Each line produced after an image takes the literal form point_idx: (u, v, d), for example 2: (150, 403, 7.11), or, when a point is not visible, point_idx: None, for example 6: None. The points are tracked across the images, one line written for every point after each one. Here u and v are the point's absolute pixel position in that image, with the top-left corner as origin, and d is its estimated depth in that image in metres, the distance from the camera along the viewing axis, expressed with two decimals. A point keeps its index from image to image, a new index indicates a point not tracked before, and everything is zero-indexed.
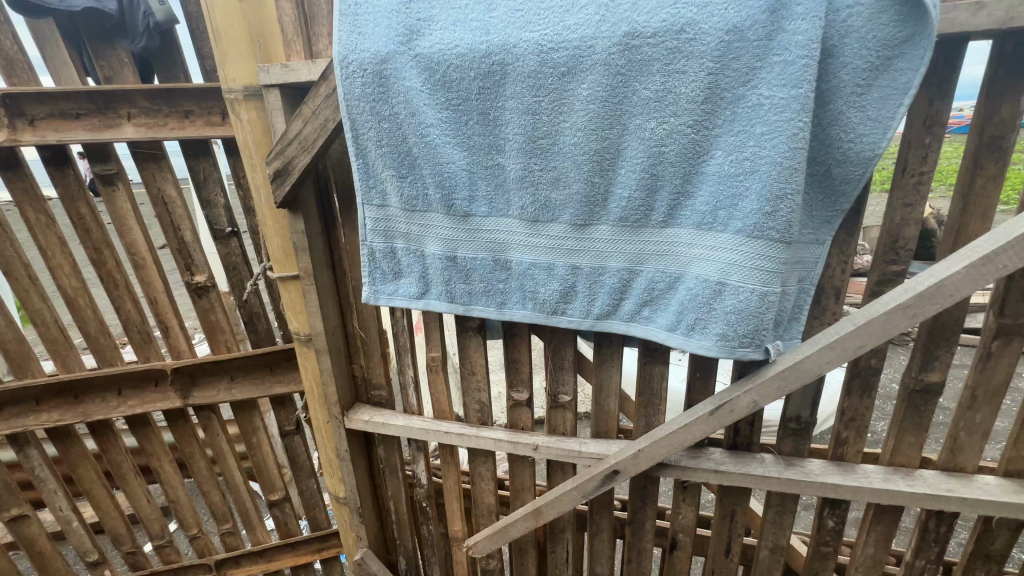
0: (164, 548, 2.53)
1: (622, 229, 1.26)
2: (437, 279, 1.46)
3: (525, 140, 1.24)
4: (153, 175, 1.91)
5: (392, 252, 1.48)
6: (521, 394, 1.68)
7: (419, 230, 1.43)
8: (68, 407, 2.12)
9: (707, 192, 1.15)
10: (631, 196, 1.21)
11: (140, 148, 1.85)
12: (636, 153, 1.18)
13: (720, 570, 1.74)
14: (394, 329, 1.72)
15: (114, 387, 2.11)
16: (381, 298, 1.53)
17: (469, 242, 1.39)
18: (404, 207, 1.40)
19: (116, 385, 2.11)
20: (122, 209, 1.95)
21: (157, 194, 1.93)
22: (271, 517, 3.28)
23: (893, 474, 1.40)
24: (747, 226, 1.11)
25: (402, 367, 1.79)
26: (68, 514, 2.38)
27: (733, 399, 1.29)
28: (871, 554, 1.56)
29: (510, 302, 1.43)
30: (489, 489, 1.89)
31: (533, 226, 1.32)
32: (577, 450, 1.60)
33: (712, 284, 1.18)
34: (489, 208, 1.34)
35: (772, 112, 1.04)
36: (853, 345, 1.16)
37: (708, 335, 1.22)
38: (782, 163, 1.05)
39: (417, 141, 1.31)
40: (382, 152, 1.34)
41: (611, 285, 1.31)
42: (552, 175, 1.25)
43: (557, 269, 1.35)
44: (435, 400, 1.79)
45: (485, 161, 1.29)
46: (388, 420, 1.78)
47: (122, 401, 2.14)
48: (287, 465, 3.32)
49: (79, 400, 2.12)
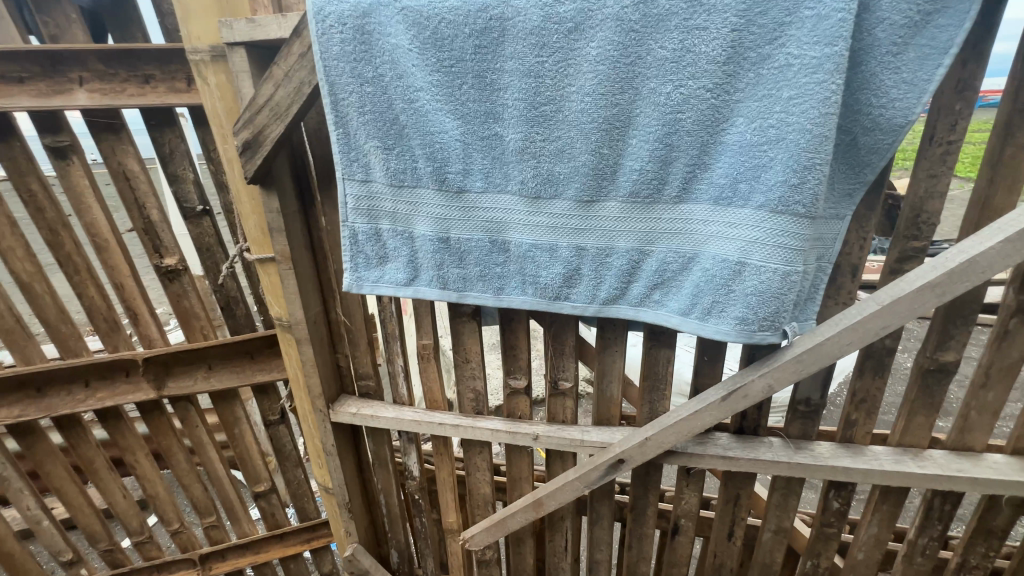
0: (145, 545, 2.40)
1: (632, 206, 1.17)
2: (427, 263, 1.33)
3: (526, 106, 1.13)
4: (112, 148, 1.73)
5: (376, 233, 1.32)
6: (519, 380, 1.59)
7: (407, 209, 1.28)
8: (29, 402, 1.95)
9: (726, 164, 1.08)
10: (644, 168, 1.12)
11: (96, 117, 1.66)
12: (649, 122, 1.09)
13: (722, 553, 1.70)
14: (381, 315, 1.60)
15: (81, 379, 1.96)
16: (365, 285, 1.38)
17: (463, 222, 1.26)
18: (390, 182, 1.25)
19: (83, 376, 1.95)
20: (79, 187, 1.76)
21: (118, 169, 1.75)
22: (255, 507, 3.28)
23: (902, 455, 1.36)
24: (769, 200, 1.05)
25: (392, 354, 1.68)
26: (38, 514, 2.23)
27: (747, 385, 1.22)
28: (874, 534, 1.53)
29: (508, 287, 1.32)
30: (485, 479, 1.82)
31: (534, 204, 1.21)
32: (578, 439, 1.52)
33: (732, 264, 1.11)
34: (485, 183, 1.21)
35: (802, 74, 0.96)
36: (877, 326, 1.10)
37: (725, 319, 1.15)
38: (812, 129, 0.98)
39: (405, 107, 1.17)
40: (365, 121, 1.20)
41: (620, 267, 1.23)
42: (555, 146, 1.15)
43: (560, 251, 1.25)
44: (426, 389, 1.69)
45: (482, 130, 1.17)
46: (377, 412, 1.67)
47: (90, 395, 1.98)
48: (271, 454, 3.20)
49: (42, 393, 1.96)
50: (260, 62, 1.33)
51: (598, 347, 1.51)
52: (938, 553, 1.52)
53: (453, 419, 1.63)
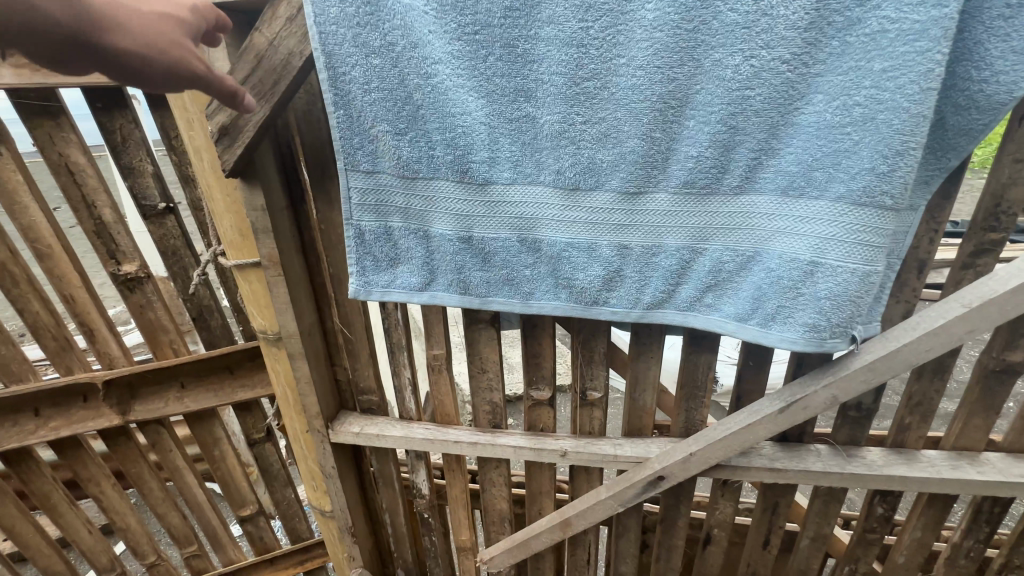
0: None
1: (685, 198, 1.01)
2: (445, 266, 1.15)
3: (567, 82, 0.95)
4: (51, 137, 1.46)
5: (388, 231, 1.13)
6: (542, 392, 1.44)
7: (421, 205, 1.09)
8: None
9: (799, 148, 0.92)
10: (702, 155, 0.96)
11: (27, 100, 1.40)
12: (709, 100, 0.92)
13: (756, 562, 1.62)
14: (385, 324, 1.42)
15: (29, 407, 1.71)
16: (374, 292, 1.20)
17: (488, 219, 1.08)
18: (399, 173, 1.06)
19: (31, 405, 1.71)
20: (13, 184, 1.50)
21: (59, 162, 1.49)
22: (236, 525, 3.13)
23: (959, 461, 1.27)
24: (850, 191, 0.90)
25: (397, 367, 1.50)
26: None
27: (809, 396, 1.11)
28: (918, 538, 1.46)
29: (538, 292, 1.15)
30: (502, 495, 1.68)
31: (571, 197, 1.04)
32: (611, 454, 1.39)
33: (802, 265, 0.97)
34: (514, 173, 1.03)
35: (898, 42, 0.80)
36: (962, 330, 0.98)
37: (791, 327, 1.02)
38: (908, 107, 0.83)
39: (420, 84, 0.97)
40: (372, 100, 0.99)
41: (667, 268, 1.08)
42: (599, 129, 0.98)
43: (600, 250, 1.08)
44: (437, 403, 1.52)
45: (511, 110, 0.98)
46: (382, 430, 1.50)
47: (41, 424, 1.74)
48: (253, 465, 3.00)
49: None
50: (231, 31, 1.11)
51: (631, 353, 1.37)
52: (982, 553, 1.46)
53: (470, 436, 1.47)
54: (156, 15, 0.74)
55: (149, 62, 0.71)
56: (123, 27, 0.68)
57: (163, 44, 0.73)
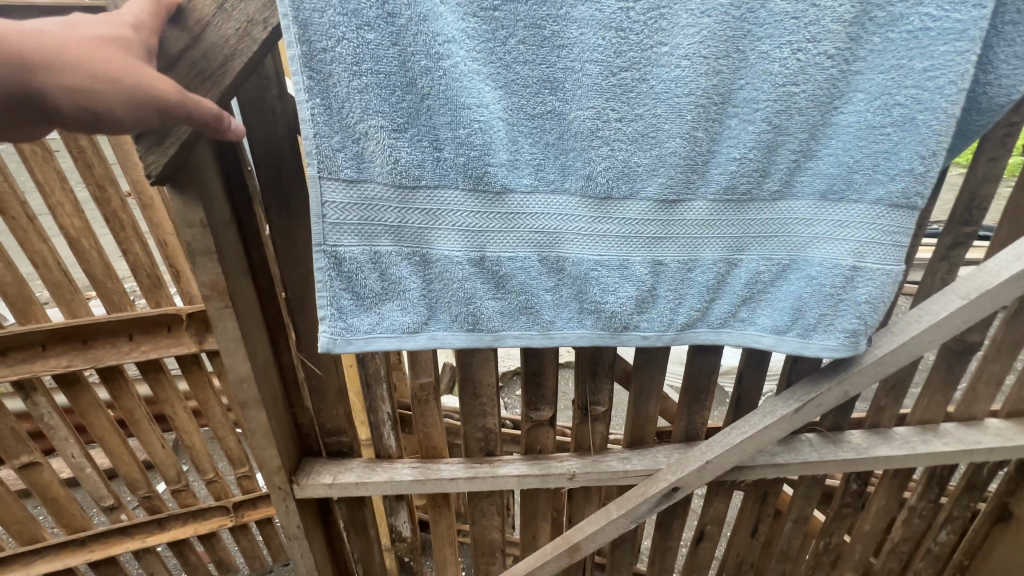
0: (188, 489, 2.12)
1: (725, 204, 0.96)
2: (451, 297, 0.97)
3: (607, 73, 0.84)
4: None
5: (374, 257, 0.90)
6: (543, 412, 1.33)
7: (422, 222, 0.88)
8: (70, 355, 1.57)
9: (837, 151, 0.92)
10: (745, 158, 0.92)
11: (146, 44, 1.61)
12: (752, 98, 0.88)
13: (744, 549, 1.67)
14: (361, 354, 1.21)
15: (125, 332, 1.60)
16: (353, 339, 0.95)
17: (504, 235, 0.92)
18: (393, 182, 0.84)
19: (123, 331, 1.61)
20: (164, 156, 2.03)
21: None
22: None
23: (926, 435, 1.39)
24: (889, 193, 0.93)
25: (375, 401, 1.29)
26: (81, 462, 1.85)
27: (822, 395, 1.13)
28: (883, 505, 1.59)
29: (560, 319, 1.03)
30: (496, 524, 1.54)
31: (600, 208, 0.93)
32: (620, 471, 1.32)
33: (845, 270, 0.98)
34: (535, 180, 0.90)
35: (937, 39, 0.83)
36: (960, 321, 1.04)
37: (832, 334, 1.05)
38: (946, 108, 0.86)
39: (426, 67, 0.78)
40: (362, 87, 0.77)
41: (703, 283, 1.03)
42: (637, 128, 0.89)
43: (632, 268, 0.99)
44: (424, 436, 1.34)
45: (532, 105, 0.85)
46: (361, 477, 1.28)
47: (133, 349, 1.62)
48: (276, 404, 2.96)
49: (89, 346, 1.59)
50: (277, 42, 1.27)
51: (637, 362, 1.30)
52: (931, 511, 1.63)
53: (477, 463, 1.34)
54: (94, 40, 0.61)
55: (99, 103, 0.61)
56: (65, 65, 0.58)
57: (114, 76, 0.62)
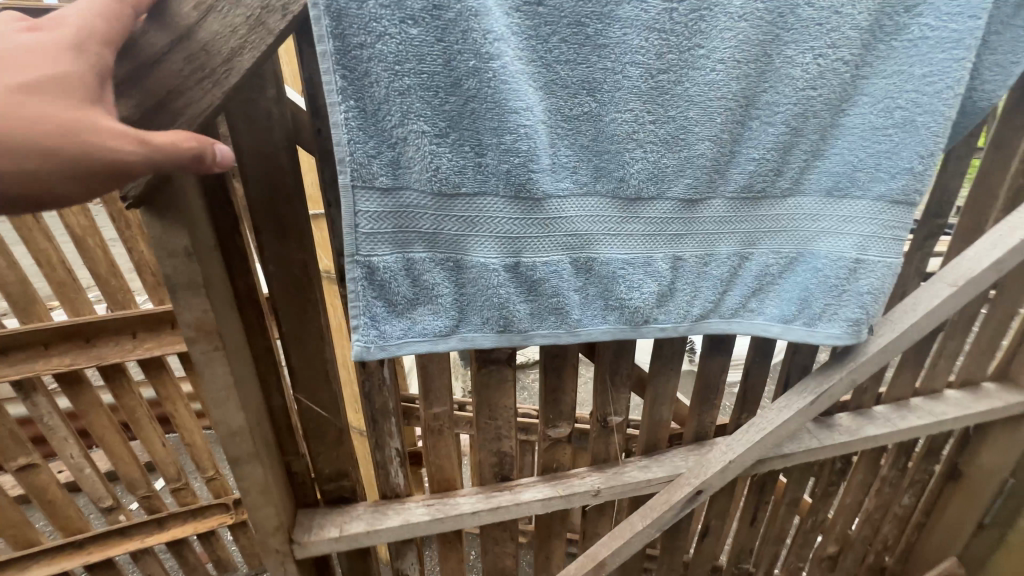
0: (181, 492, 2.05)
1: (740, 202, 0.95)
2: (480, 306, 0.87)
3: (648, 73, 0.80)
4: None
5: (407, 265, 0.80)
6: (561, 429, 1.27)
7: (458, 230, 0.80)
8: (72, 354, 1.57)
9: (845, 150, 0.93)
10: (764, 158, 0.92)
11: None
12: (774, 100, 0.87)
13: (743, 538, 1.72)
14: (368, 387, 1.08)
15: (128, 329, 1.63)
16: (391, 342, 0.83)
17: (541, 240, 0.85)
18: (432, 190, 0.75)
19: (125, 329, 1.62)
20: None
21: None
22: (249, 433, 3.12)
23: (900, 411, 1.51)
24: (890, 190, 0.95)
25: (381, 437, 1.16)
26: (82, 461, 1.86)
27: (834, 385, 1.17)
28: (861, 478, 1.71)
29: (587, 315, 0.96)
30: (509, 551, 1.45)
31: (630, 208, 0.89)
32: (642, 480, 1.29)
33: (848, 262, 0.99)
34: (574, 183, 0.83)
35: (935, 48, 0.87)
36: (950, 306, 1.13)
37: (836, 323, 1.06)
38: (944, 112, 0.90)
39: (474, 68, 0.69)
40: (406, 86, 0.67)
41: (718, 277, 1.01)
42: (671, 129, 0.85)
43: (656, 265, 0.95)
44: (436, 469, 1.23)
45: (573, 105, 0.79)
46: (371, 524, 1.14)
47: (136, 346, 1.65)
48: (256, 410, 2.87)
49: (89, 344, 1.58)
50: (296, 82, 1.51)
51: (653, 368, 1.28)
52: (897, 478, 1.78)
53: (494, 489, 1.25)
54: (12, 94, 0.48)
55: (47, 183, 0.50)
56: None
57: (51, 145, 0.50)
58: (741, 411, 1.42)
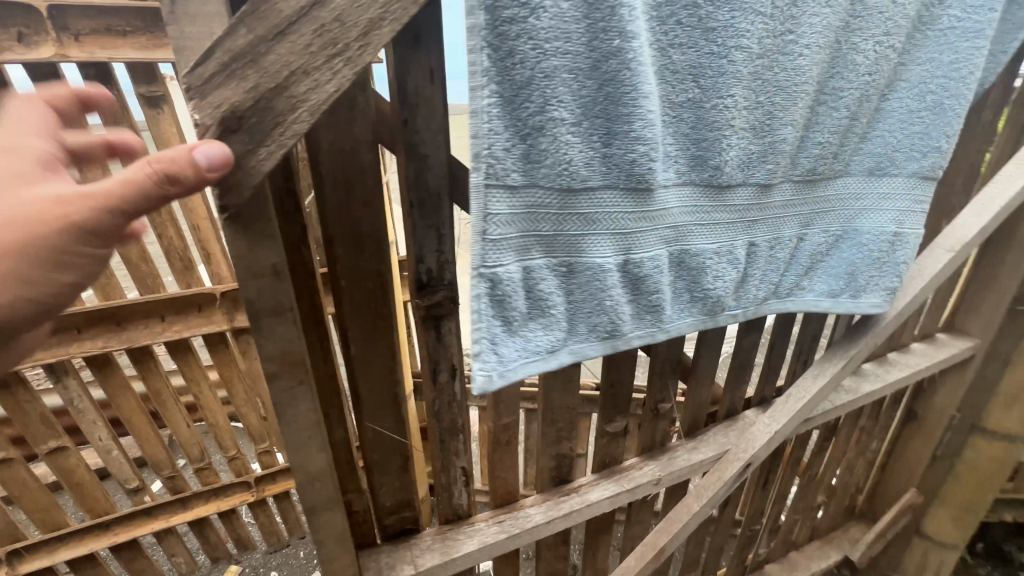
0: (202, 471, 2.17)
1: (805, 187, 0.93)
2: (589, 311, 0.78)
3: (754, 55, 0.74)
4: None
5: (526, 275, 0.69)
6: (618, 423, 1.25)
7: (576, 234, 0.70)
8: (104, 338, 1.69)
9: (887, 132, 0.95)
10: (829, 141, 0.90)
11: None
12: (842, 86, 0.86)
13: (756, 500, 1.84)
14: (435, 405, 0.99)
15: (156, 313, 1.75)
16: (509, 363, 0.72)
17: (650, 238, 0.78)
18: (560, 190, 0.65)
19: (153, 314, 1.75)
20: (165, 135, 1.73)
21: None
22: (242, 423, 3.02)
23: (880, 365, 1.70)
24: (921, 168, 0.99)
25: (447, 460, 1.06)
26: (109, 443, 1.97)
27: (859, 350, 1.27)
28: (845, 429, 1.91)
29: (677, 309, 0.91)
30: (562, 554, 1.41)
31: (719, 198, 0.83)
32: (693, 461, 1.32)
33: (889, 235, 1.03)
34: (680, 178, 0.78)
35: (960, 38, 0.91)
36: (946, 269, 1.26)
37: (874, 293, 1.11)
38: (964, 95, 0.96)
39: (614, 53, 0.61)
40: (542, 67, 0.56)
41: (781, 259, 0.99)
42: (762, 116, 0.80)
43: (736, 253, 0.91)
44: (500, 483, 1.15)
45: (679, 93, 0.72)
46: (444, 555, 1.05)
47: (164, 329, 1.78)
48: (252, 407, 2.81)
49: (122, 327, 1.72)
50: None
51: (700, 351, 1.30)
52: (869, 424, 2.00)
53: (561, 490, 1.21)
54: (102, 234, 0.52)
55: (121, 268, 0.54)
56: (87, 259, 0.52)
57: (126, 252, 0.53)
58: (763, 382, 1.50)
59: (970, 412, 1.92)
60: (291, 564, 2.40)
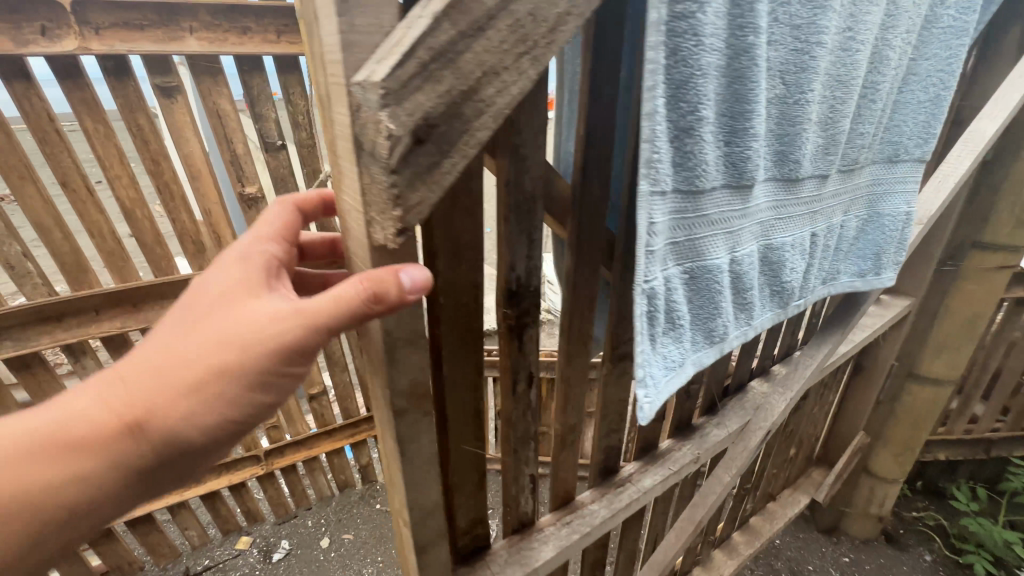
0: None
1: (851, 177, 1.02)
2: (710, 316, 0.81)
3: (829, 51, 0.77)
4: (207, 91, 1.66)
5: (668, 288, 0.70)
6: None
7: (704, 241, 0.72)
8: (123, 317, 1.81)
9: (906, 121, 1.06)
10: (870, 133, 0.99)
11: (197, 63, 1.60)
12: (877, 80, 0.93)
13: None
14: (512, 412, 0.95)
15: (172, 293, 1.84)
16: (657, 377, 0.74)
17: (751, 237, 0.82)
18: (698, 199, 0.67)
19: (169, 294, 1.84)
20: (180, 123, 1.65)
21: (212, 110, 1.68)
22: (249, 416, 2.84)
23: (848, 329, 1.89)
24: (925, 151, 1.12)
25: (517, 465, 1.03)
26: None
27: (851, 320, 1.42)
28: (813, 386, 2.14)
29: (764, 304, 0.95)
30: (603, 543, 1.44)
31: (796, 194, 0.89)
32: (723, 435, 1.41)
33: (906, 216, 1.17)
34: (770, 177, 0.82)
35: (959, 33, 1.02)
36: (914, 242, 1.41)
37: (892, 268, 1.24)
38: (953, 83, 1.08)
39: (747, 60, 0.62)
40: (702, 78, 0.57)
41: (833, 245, 1.07)
42: (829, 114, 0.86)
43: (806, 244, 0.98)
44: (560, 481, 1.14)
45: (778, 94, 0.75)
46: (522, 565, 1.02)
47: None
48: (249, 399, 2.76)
49: (139, 308, 1.82)
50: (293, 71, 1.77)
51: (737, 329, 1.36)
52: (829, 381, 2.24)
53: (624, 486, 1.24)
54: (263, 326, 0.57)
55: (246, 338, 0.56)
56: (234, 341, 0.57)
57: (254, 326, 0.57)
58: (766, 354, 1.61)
59: (906, 360, 2.20)
60: (301, 533, 2.51)
